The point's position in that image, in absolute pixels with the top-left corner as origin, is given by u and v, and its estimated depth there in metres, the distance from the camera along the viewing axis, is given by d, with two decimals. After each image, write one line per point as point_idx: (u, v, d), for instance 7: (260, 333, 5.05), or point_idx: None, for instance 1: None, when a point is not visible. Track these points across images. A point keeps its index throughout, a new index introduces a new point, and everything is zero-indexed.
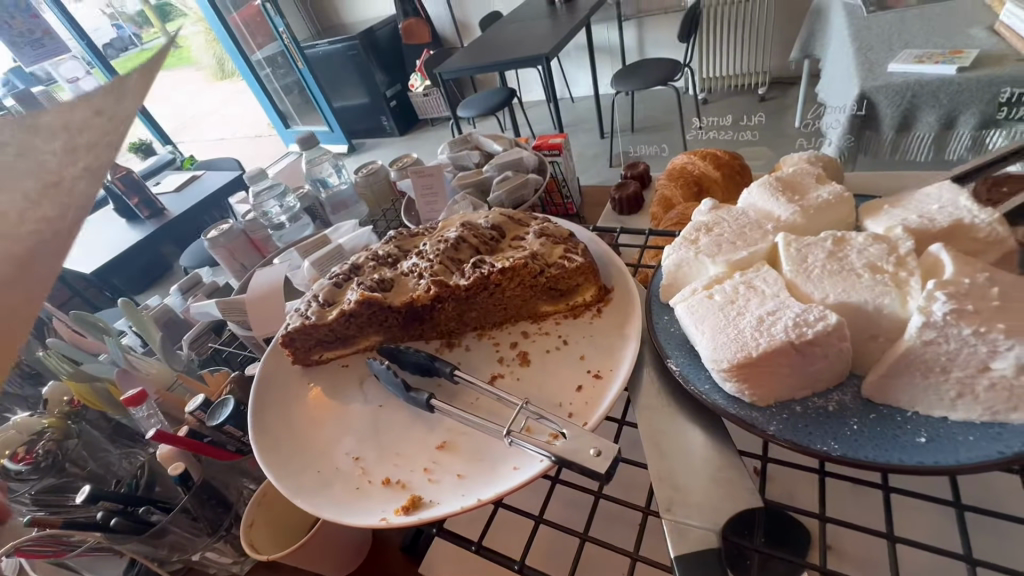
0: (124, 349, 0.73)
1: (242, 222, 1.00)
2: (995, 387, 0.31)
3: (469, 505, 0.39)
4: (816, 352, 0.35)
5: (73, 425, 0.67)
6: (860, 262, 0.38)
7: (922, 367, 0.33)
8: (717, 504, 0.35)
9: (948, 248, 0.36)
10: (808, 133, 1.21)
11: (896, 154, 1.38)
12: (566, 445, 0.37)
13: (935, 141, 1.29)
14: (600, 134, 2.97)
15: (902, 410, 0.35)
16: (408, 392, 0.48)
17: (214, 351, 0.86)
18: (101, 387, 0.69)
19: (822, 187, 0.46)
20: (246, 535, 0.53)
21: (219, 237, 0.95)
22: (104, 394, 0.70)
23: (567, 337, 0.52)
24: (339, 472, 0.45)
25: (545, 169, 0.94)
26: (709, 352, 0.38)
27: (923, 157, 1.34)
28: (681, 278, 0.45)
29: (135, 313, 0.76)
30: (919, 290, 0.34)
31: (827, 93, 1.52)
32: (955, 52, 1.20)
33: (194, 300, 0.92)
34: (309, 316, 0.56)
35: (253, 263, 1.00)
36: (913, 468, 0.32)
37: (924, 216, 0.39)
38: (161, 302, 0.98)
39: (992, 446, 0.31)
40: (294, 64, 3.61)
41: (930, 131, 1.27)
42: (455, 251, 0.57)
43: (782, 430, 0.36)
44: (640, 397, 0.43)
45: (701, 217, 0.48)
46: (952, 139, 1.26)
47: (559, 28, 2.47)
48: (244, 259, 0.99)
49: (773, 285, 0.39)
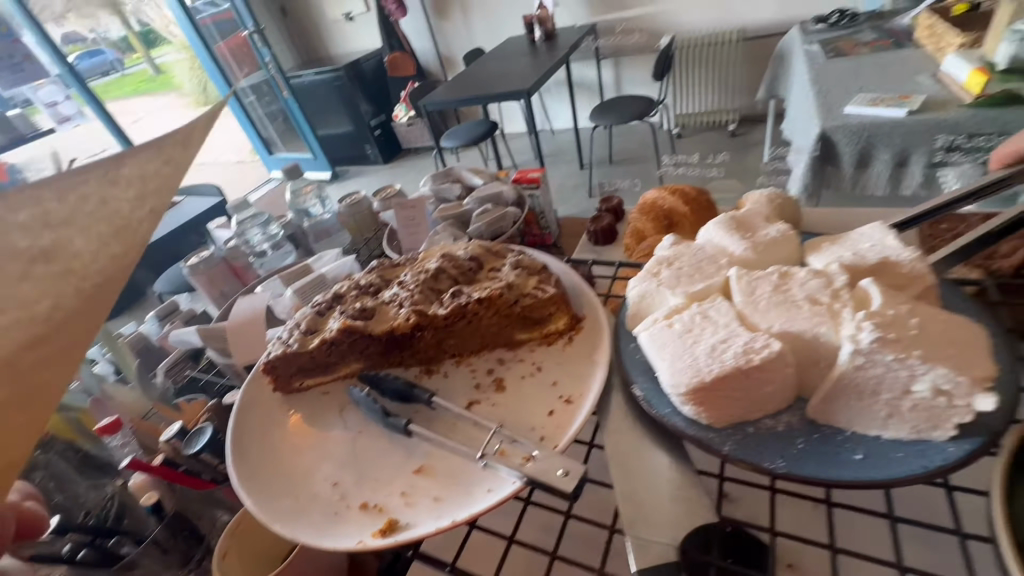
0: (98, 378, 0.73)
1: (223, 249, 1.01)
2: (917, 407, 0.35)
3: (444, 526, 0.40)
4: (763, 376, 0.38)
5: (41, 454, 0.66)
6: (801, 295, 0.42)
7: (856, 390, 0.37)
8: (678, 521, 0.37)
9: (876, 282, 0.41)
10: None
11: (856, 189, 1.46)
12: (537, 466, 0.39)
13: (892, 177, 1.37)
14: (580, 166, 3.08)
15: (842, 430, 0.39)
16: (388, 418, 0.49)
17: (191, 378, 0.85)
18: (72, 416, 0.69)
19: (770, 226, 0.51)
20: (219, 564, 0.52)
21: (199, 264, 0.96)
22: (75, 423, 0.69)
23: (541, 363, 0.54)
24: (318, 497, 0.46)
25: (523, 202, 0.99)
26: (669, 378, 0.41)
27: (881, 192, 1.43)
28: (645, 308, 0.49)
29: (111, 341, 0.76)
30: (850, 320, 0.38)
31: (792, 130, 1.63)
32: (905, 97, 1.28)
33: (171, 327, 0.92)
34: (291, 344, 0.58)
35: (233, 290, 1.00)
36: (850, 483, 0.35)
37: (857, 253, 0.44)
38: (137, 328, 0.97)
39: (918, 461, 0.34)
40: (280, 93, 3.67)
41: (886, 169, 1.35)
42: (435, 281, 0.60)
43: (735, 449, 0.39)
44: (608, 421, 0.45)
45: (663, 251, 0.52)
46: (906, 176, 1.35)
47: (539, 65, 2.59)
48: (224, 286, 0.99)
49: (725, 315, 0.43)
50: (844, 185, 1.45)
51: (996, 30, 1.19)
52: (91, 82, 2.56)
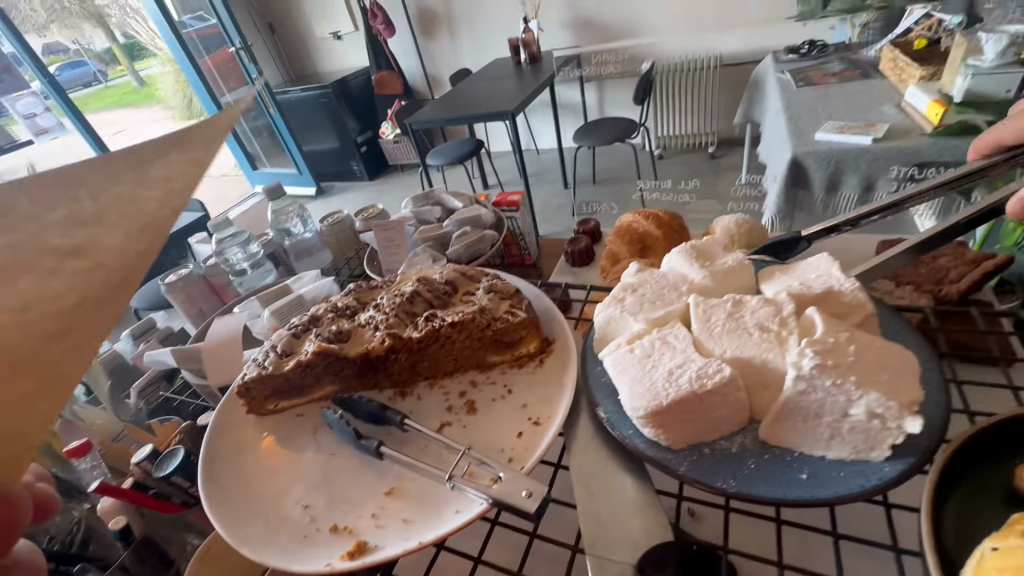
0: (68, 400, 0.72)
1: (201, 268, 1.01)
2: (855, 429, 0.38)
3: (412, 547, 0.41)
4: (716, 400, 0.41)
5: None
6: (752, 322, 0.44)
7: (801, 413, 0.39)
8: (637, 539, 0.39)
9: (820, 311, 0.44)
10: (743, 194, 1.34)
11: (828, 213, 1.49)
12: (503, 488, 0.41)
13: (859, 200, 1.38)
14: (564, 185, 3.13)
15: (791, 450, 0.41)
16: (360, 440, 0.50)
17: (164, 400, 0.84)
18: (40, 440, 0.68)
19: (728, 255, 0.54)
20: None
21: (176, 283, 0.96)
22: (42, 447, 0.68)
23: (512, 386, 0.56)
24: (288, 520, 0.47)
25: (502, 224, 1.01)
26: (629, 401, 0.43)
27: None
28: (610, 332, 0.51)
29: None
30: (795, 347, 0.41)
31: (767, 152, 1.68)
32: (870, 126, 1.35)
33: (145, 347, 0.91)
34: (265, 366, 0.58)
35: (210, 309, 1.00)
36: (795, 501, 0.37)
37: (804, 283, 0.47)
38: (111, 348, 0.96)
39: (857, 481, 0.37)
40: (265, 109, 3.67)
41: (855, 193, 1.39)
42: (410, 305, 0.61)
43: (691, 470, 0.41)
44: (574, 442, 0.47)
45: (629, 278, 0.55)
46: None
47: (524, 87, 2.65)
48: (202, 306, 0.99)
49: (683, 341, 0.45)
50: (816, 209, 1.48)
51: (952, 66, 1.26)
52: (71, 94, 2.53)
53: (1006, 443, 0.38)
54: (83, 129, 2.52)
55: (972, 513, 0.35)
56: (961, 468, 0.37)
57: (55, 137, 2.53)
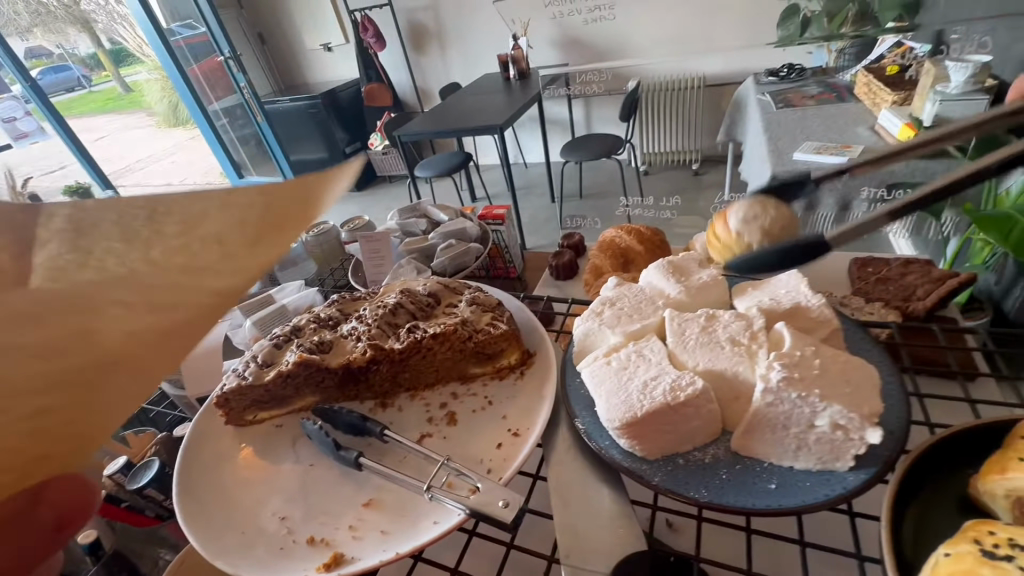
0: None
1: None
2: (821, 440, 0.39)
3: (389, 558, 0.42)
4: (688, 411, 0.42)
5: None
6: (724, 336, 0.46)
7: (769, 424, 0.40)
8: (611, 550, 0.40)
9: (788, 326, 0.45)
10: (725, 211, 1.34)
11: None
12: (480, 498, 0.41)
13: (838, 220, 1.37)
14: (551, 199, 3.17)
15: (761, 461, 0.42)
16: (339, 450, 0.50)
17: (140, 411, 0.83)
18: None
19: (703, 271, 0.56)
20: None
21: None
22: None
23: (492, 398, 0.56)
24: (264, 532, 0.46)
25: (487, 237, 1.03)
26: (605, 413, 0.44)
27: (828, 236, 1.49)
28: (589, 345, 0.52)
29: None
30: (764, 360, 0.42)
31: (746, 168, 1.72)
32: (845, 147, 1.41)
33: None
34: (245, 377, 0.58)
35: None
36: (762, 511, 0.38)
37: (775, 299, 0.49)
38: None
39: (822, 490, 0.38)
40: (253, 118, 3.67)
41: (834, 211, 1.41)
42: (393, 316, 0.62)
43: (664, 480, 0.42)
44: (552, 453, 0.48)
45: (607, 292, 0.56)
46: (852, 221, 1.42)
47: (512, 102, 2.70)
48: None
49: (657, 354, 0.46)
50: None
51: (921, 92, 1.34)
52: (53, 98, 2.51)
53: (963, 454, 0.39)
54: (65, 134, 2.49)
55: (929, 521, 0.36)
56: (920, 479, 0.38)
57: (35, 141, 2.50)
